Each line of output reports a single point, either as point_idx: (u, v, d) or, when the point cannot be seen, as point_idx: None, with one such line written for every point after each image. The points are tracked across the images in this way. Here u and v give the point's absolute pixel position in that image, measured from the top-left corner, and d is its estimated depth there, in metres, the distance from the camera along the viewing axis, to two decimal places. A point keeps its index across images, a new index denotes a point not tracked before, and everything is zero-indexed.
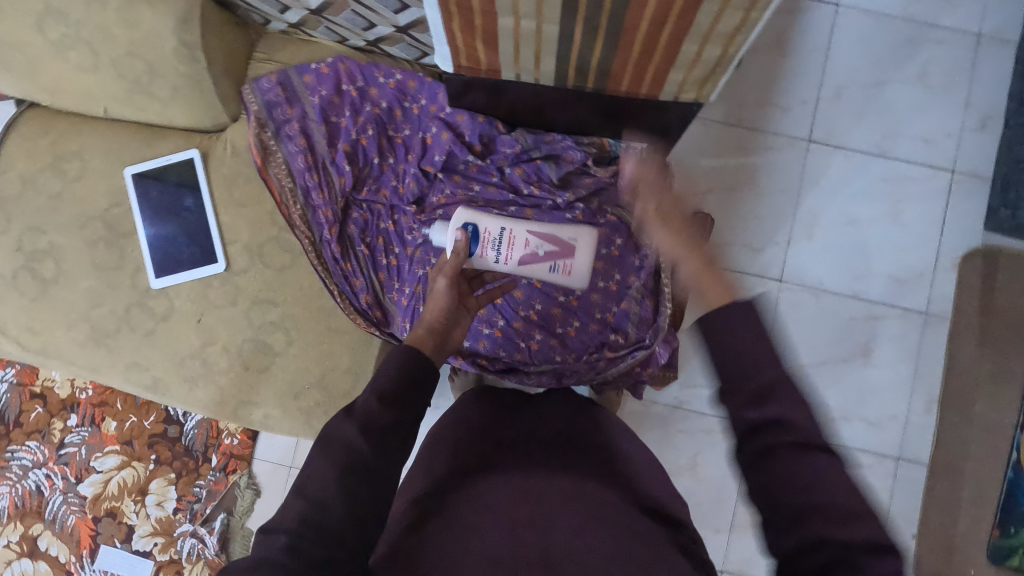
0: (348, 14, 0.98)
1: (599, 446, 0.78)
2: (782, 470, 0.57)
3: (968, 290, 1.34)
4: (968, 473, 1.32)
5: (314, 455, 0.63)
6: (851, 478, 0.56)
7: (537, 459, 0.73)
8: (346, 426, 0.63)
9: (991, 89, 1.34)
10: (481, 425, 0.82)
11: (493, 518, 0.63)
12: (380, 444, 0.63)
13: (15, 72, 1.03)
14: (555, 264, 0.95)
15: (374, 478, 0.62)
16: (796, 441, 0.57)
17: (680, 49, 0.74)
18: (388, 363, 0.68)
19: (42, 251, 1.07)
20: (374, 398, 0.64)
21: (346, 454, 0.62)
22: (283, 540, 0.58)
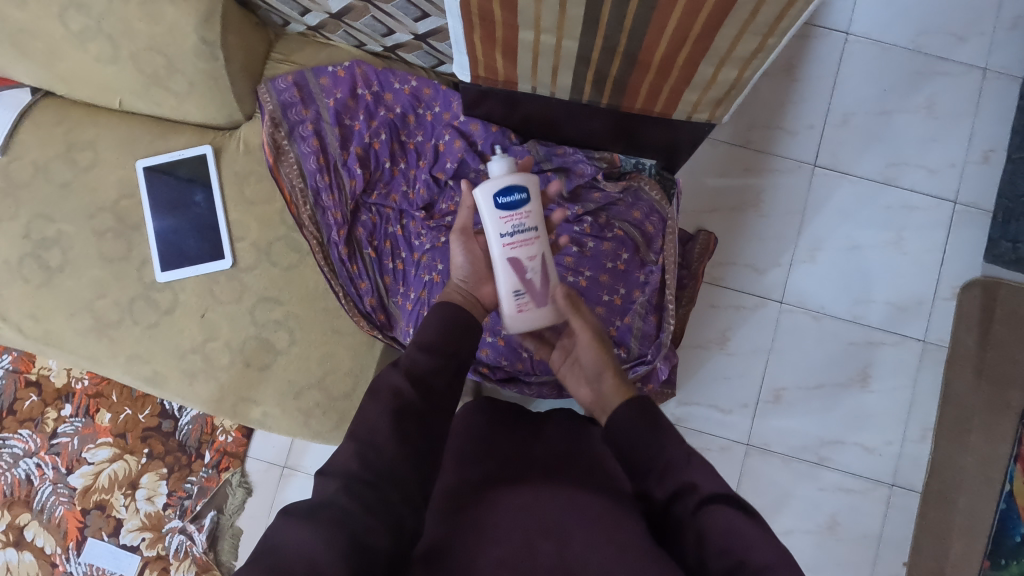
0: (368, 19, 1.00)
1: (607, 461, 0.80)
2: (709, 525, 0.59)
3: (967, 320, 1.34)
4: (962, 503, 1.32)
5: (360, 413, 0.67)
6: (772, 539, 0.58)
7: (546, 470, 0.75)
8: (394, 375, 0.68)
9: (995, 123, 1.36)
10: (492, 442, 0.82)
11: (501, 524, 0.65)
12: (425, 391, 0.68)
13: (34, 60, 1.04)
14: (522, 291, 0.81)
15: (423, 421, 0.67)
16: (721, 499, 0.61)
17: (696, 70, 0.75)
18: (429, 324, 0.73)
19: (49, 239, 1.07)
20: (418, 349, 0.70)
21: (395, 406, 0.66)
22: (335, 484, 0.61)
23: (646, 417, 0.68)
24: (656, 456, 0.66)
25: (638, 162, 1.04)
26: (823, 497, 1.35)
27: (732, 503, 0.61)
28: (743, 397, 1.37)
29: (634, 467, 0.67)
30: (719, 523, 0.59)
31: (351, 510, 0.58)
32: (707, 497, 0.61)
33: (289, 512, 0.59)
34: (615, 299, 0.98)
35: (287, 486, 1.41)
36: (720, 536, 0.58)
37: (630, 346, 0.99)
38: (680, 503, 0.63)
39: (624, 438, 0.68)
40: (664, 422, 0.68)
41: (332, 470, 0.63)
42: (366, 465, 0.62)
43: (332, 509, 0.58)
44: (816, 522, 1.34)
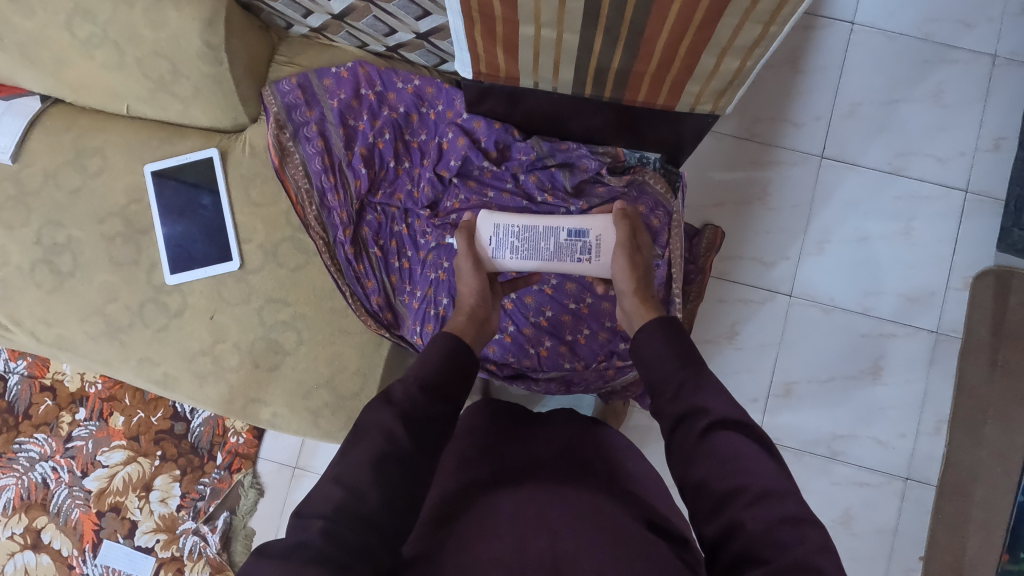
0: (370, 19, 1.00)
1: (603, 464, 0.79)
2: (715, 449, 0.62)
3: (980, 310, 1.33)
4: (978, 496, 1.30)
5: (345, 456, 0.66)
6: (770, 462, 0.61)
7: (541, 471, 0.74)
8: (384, 413, 0.68)
9: (1005, 110, 1.34)
10: (491, 445, 0.82)
11: (497, 518, 0.64)
12: (416, 433, 0.68)
13: (42, 68, 1.06)
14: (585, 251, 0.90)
15: (412, 465, 0.66)
16: (726, 425, 0.64)
17: (698, 61, 0.74)
18: (427, 357, 0.75)
19: (60, 245, 1.08)
20: (414, 385, 0.71)
21: (382, 449, 0.65)
22: (318, 524, 0.59)
23: (673, 336, 0.72)
24: (676, 374, 0.69)
25: (642, 156, 1.04)
26: (836, 492, 1.34)
27: (740, 428, 0.63)
28: (754, 391, 1.36)
29: (654, 384, 0.71)
30: (725, 447, 0.62)
31: (328, 552, 0.56)
32: (716, 423, 0.64)
33: (265, 552, 0.58)
34: None
35: (298, 487, 1.42)
36: (724, 460, 0.61)
37: None
38: (689, 425, 0.65)
39: (651, 355, 0.72)
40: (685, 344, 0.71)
41: (313, 510, 0.61)
42: (345, 511, 0.61)
43: (310, 549, 0.57)
44: (829, 516, 1.33)
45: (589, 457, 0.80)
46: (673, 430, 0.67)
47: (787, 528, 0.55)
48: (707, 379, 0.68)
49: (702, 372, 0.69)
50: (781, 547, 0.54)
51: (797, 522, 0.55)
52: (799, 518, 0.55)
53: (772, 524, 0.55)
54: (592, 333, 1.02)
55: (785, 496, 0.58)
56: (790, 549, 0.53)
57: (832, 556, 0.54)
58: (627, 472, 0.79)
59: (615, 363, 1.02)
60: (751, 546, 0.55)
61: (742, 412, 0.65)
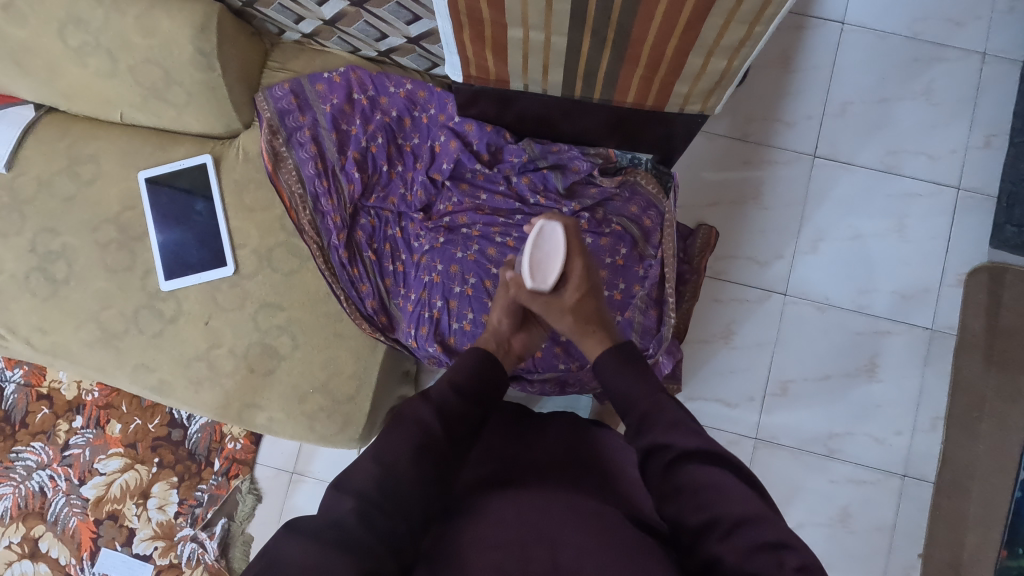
0: (361, 25, 1.01)
1: (603, 471, 0.79)
2: (686, 482, 0.64)
3: (973, 307, 1.33)
4: (976, 492, 1.30)
5: (382, 440, 0.70)
6: (746, 493, 0.62)
7: (543, 477, 0.74)
8: (422, 407, 0.73)
9: (995, 108, 1.35)
10: (491, 450, 0.81)
11: (492, 521, 0.64)
12: (450, 428, 0.73)
13: (36, 77, 1.06)
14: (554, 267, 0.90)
15: (443, 458, 0.70)
16: (697, 459, 0.65)
17: (685, 62, 0.75)
18: (461, 365, 0.80)
19: (55, 252, 1.08)
20: (448, 387, 0.76)
21: (420, 439, 0.69)
22: (349, 503, 0.62)
23: (640, 376, 0.77)
24: (642, 413, 0.72)
25: (633, 157, 1.04)
26: (834, 490, 1.34)
27: (707, 459, 0.65)
28: (750, 390, 1.36)
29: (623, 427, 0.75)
30: (699, 480, 0.63)
31: (357, 531, 0.59)
32: (682, 455, 0.66)
33: (296, 526, 0.60)
34: (615, 294, 0.97)
35: (296, 492, 1.41)
36: (696, 492, 0.63)
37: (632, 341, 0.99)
38: (658, 461, 0.68)
39: (620, 392, 0.77)
40: (643, 382, 0.76)
41: (349, 486, 0.64)
42: (381, 490, 0.64)
43: (341, 527, 0.60)
44: (827, 514, 1.33)
45: (590, 464, 0.80)
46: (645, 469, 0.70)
47: (765, 554, 0.56)
48: (674, 414, 0.71)
49: (671, 409, 0.72)
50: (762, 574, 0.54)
51: (776, 546, 0.56)
52: (775, 544, 0.56)
53: (750, 550, 0.56)
54: None
55: (761, 519, 0.59)
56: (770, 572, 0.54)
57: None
58: (629, 478, 0.79)
59: None
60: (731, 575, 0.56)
61: (708, 443, 0.67)
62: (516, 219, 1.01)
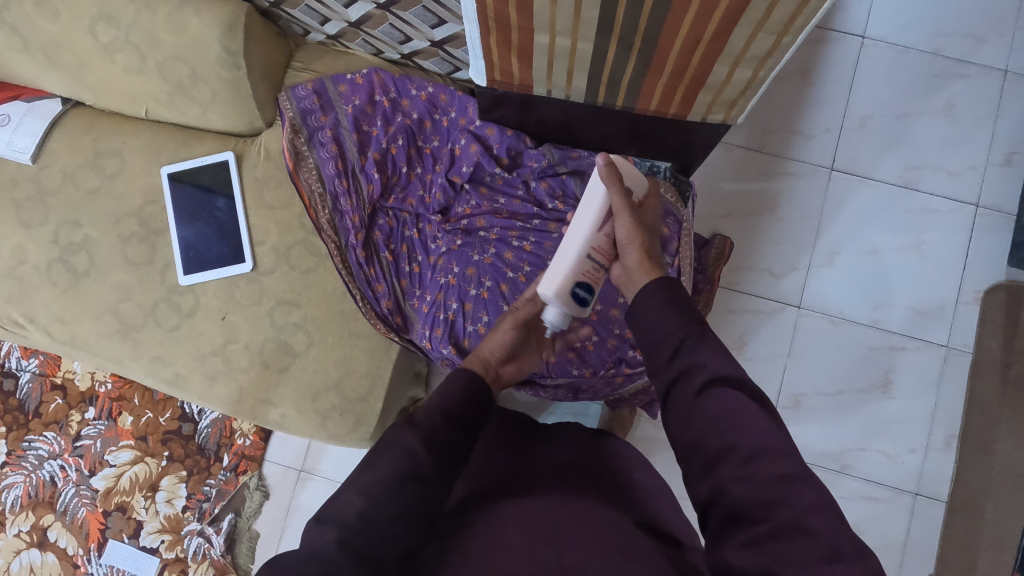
0: (385, 27, 1.02)
1: (609, 476, 0.80)
2: (712, 409, 0.60)
3: (990, 324, 1.32)
4: (989, 513, 1.28)
5: (366, 469, 0.66)
6: (767, 418, 0.59)
7: (547, 483, 0.75)
8: (409, 434, 0.68)
9: (1017, 125, 1.34)
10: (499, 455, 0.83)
11: (496, 524, 0.65)
12: (439, 456, 0.68)
13: (65, 72, 1.08)
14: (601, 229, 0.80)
15: (431, 485, 0.66)
16: (724, 382, 0.61)
17: (710, 71, 0.75)
18: (451, 386, 0.74)
19: (77, 244, 1.10)
20: (439, 414, 0.71)
21: (408, 468, 0.65)
22: (334, 533, 0.59)
23: (671, 297, 0.67)
24: (670, 338, 0.65)
25: (652, 165, 1.03)
26: (845, 505, 1.33)
27: (737, 385, 0.60)
28: None
29: (649, 343, 0.68)
30: (722, 406, 0.59)
31: (341, 565, 0.56)
32: (714, 379, 0.61)
33: (278, 564, 0.57)
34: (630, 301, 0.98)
35: (304, 490, 1.42)
36: (721, 418, 0.59)
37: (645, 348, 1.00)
38: (688, 383, 0.62)
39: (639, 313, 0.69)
40: (683, 300, 0.67)
41: (335, 518, 0.61)
42: (365, 520, 0.61)
43: (324, 559, 0.57)
44: None
45: (597, 469, 0.82)
46: (670, 386, 0.64)
47: (782, 486, 0.54)
48: (703, 331, 0.65)
49: (699, 324, 0.65)
50: (775, 505, 0.53)
51: (791, 479, 0.54)
52: (792, 477, 0.54)
53: (767, 484, 0.54)
54: (601, 340, 1.00)
55: (783, 453, 0.56)
56: (782, 507, 0.53)
57: (827, 513, 0.52)
58: (635, 482, 0.80)
59: (623, 370, 1.01)
60: (737, 508, 0.55)
61: (741, 370, 0.61)
62: (534, 224, 1.02)
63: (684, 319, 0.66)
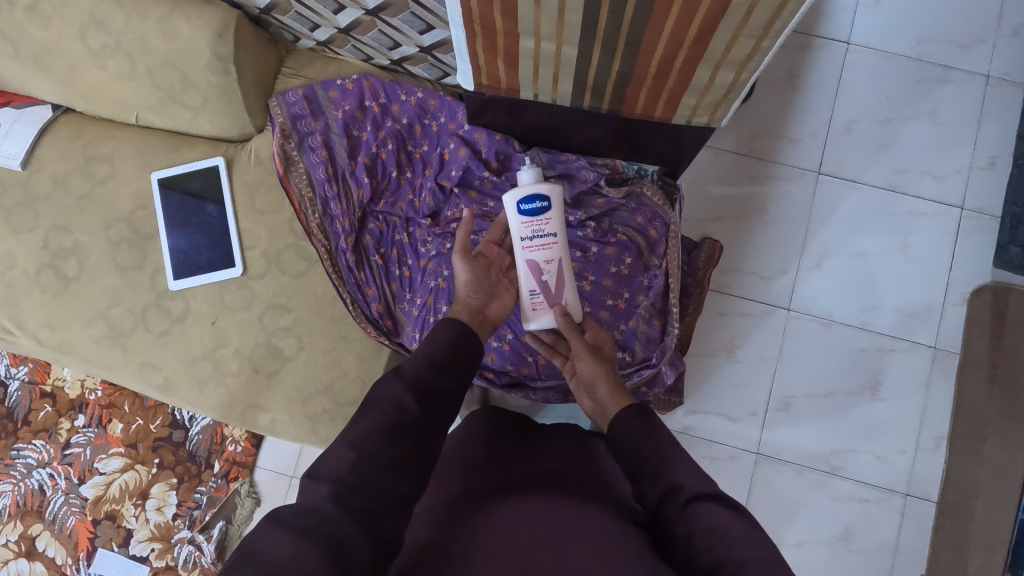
0: (375, 33, 1.03)
1: (611, 482, 0.79)
2: (697, 524, 0.61)
3: (977, 326, 1.33)
4: (979, 513, 1.29)
5: (356, 422, 0.66)
6: (750, 531, 0.60)
7: (549, 489, 0.74)
8: (397, 387, 0.69)
9: (1000, 129, 1.37)
10: (493, 456, 0.82)
11: (496, 532, 0.65)
12: (428, 405, 0.69)
13: (55, 78, 1.08)
14: (537, 292, 0.88)
15: (422, 437, 0.67)
16: (706, 498, 0.64)
17: (693, 74, 0.76)
18: (436, 337, 0.76)
19: (66, 250, 1.10)
20: (425, 363, 0.72)
21: (397, 418, 0.66)
22: (325, 490, 0.60)
23: (652, 429, 0.73)
24: (651, 459, 0.70)
25: (640, 168, 1.06)
26: (836, 507, 1.33)
27: (720, 502, 0.63)
28: (752, 405, 1.36)
29: (634, 471, 0.72)
30: (707, 521, 0.61)
31: (339, 517, 0.57)
32: (694, 497, 0.64)
33: (277, 518, 0.57)
34: (619, 302, 0.99)
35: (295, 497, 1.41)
36: (707, 533, 0.60)
37: (635, 350, 1.00)
38: (672, 504, 0.65)
39: (627, 449, 0.74)
40: (662, 432, 0.72)
41: (325, 473, 0.61)
42: (357, 473, 0.61)
43: (320, 514, 0.57)
44: (830, 533, 1.33)
45: (598, 475, 0.81)
46: (657, 510, 0.67)
47: None
48: (687, 457, 0.69)
49: (682, 452, 0.70)
50: None
51: None
52: None
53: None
54: None
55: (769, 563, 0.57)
56: None
57: None
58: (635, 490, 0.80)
59: None
60: None
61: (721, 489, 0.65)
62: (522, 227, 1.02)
63: (664, 444, 0.71)
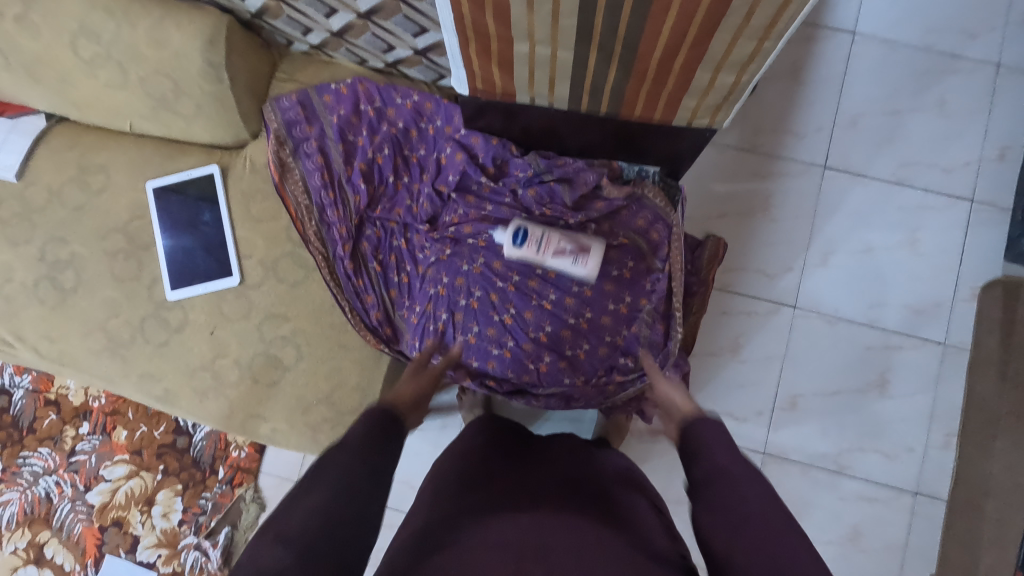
0: (368, 37, 1.01)
1: (604, 487, 0.87)
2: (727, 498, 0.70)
3: (987, 321, 1.31)
4: (989, 512, 1.27)
5: (302, 485, 0.68)
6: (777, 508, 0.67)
7: (544, 497, 0.81)
8: (339, 453, 0.71)
9: (1010, 119, 1.33)
10: (492, 469, 0.88)
11: (490, 536, 0.73)
12: (372, 463, 0.71)
13: (47, 87, 1.07)
14: (580, 260, 0.97)
15: (371, 492, 0.69)
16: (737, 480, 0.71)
17: (693, 77, 0.74)
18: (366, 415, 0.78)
19: (63, 261, 1.09)
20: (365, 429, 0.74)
21: (340, 479, 0.68)
22: (276, 553, 0.61)
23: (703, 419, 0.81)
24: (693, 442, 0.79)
25: (641, 169, 1.03)
26: (844, 507, 1.32)
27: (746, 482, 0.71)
28: (758, 405, 1.34)
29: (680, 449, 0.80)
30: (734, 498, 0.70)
31: None
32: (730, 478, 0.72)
33: None
34: (621, 307, 0.98)
35: None
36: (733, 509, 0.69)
37: (637, 355, 0.99)
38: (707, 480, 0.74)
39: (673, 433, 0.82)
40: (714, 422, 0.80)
41: (278, 536, 0.63)
42: (308, 533, 0.63)
43: None
44: (837, 533, 1.31)
45: (591, 482, 0.88)
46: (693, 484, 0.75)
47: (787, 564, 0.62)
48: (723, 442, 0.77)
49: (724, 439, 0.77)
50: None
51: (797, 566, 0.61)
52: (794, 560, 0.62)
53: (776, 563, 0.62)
54: (593, 348, 0.98)
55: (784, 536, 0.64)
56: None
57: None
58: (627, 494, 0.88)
59: (615, 378, 0.99)
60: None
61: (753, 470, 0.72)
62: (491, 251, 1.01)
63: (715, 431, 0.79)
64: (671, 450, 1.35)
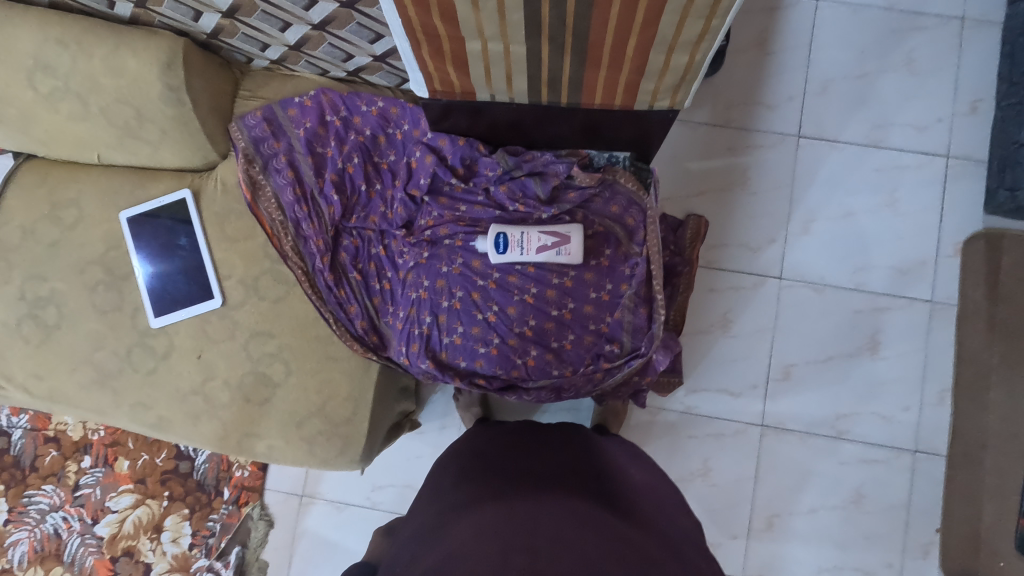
0: (326, 47, 1.00)
1: (599, 473, 0.88)
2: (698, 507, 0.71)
3: (972, 276, 1.31)
4: (989, 463, 1.28)
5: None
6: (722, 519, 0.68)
7: (535, 480, 0.83)
8: None
9: (979, 71, 1.33)
10: (488, 461, 0.90)
11: (478, 520, 0.75)
12: None
13: (11, 125, 1.07)
14: (561, 249, 0.96)
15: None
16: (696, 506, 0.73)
17: (647, 60, 0.74)
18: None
19: (44, 298, 1.09)
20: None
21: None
22: None
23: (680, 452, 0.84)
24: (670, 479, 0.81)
25: (610, 156, 1.03)
26: (845, 471, 1.33)
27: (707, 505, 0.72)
28: (753, 377, 1.35)
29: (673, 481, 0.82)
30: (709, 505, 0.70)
31: None
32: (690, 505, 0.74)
33: None
34: (602, 295, 0.98)
35: (308, 514, 1.42)
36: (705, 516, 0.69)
37: (623, 341, 1.00)
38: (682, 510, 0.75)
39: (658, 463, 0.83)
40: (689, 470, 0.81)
41: None
42: None
43: None
44: (840, 498, 1.32)
45: (585, 466, 0.89)
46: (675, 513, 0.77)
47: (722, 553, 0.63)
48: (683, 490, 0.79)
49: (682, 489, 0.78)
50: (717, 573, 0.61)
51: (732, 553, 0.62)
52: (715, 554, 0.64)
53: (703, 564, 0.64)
54: (578, 338, 0.98)
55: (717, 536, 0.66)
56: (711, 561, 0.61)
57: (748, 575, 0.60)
58: (623, 481, 0.88)
59: (602, 365, 1.00)
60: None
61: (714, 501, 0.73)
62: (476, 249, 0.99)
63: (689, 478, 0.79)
64: (670, 431, 1.36)
